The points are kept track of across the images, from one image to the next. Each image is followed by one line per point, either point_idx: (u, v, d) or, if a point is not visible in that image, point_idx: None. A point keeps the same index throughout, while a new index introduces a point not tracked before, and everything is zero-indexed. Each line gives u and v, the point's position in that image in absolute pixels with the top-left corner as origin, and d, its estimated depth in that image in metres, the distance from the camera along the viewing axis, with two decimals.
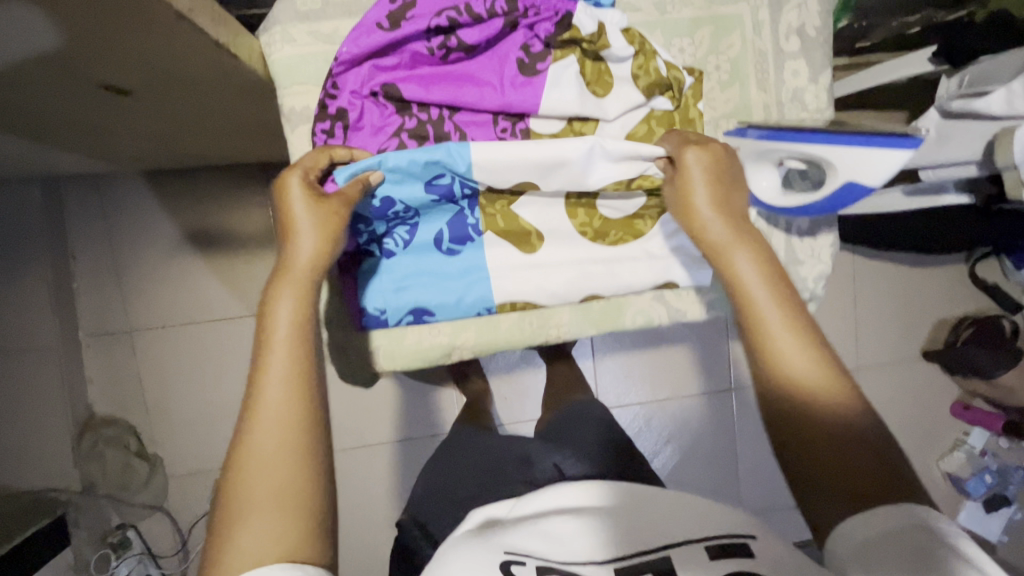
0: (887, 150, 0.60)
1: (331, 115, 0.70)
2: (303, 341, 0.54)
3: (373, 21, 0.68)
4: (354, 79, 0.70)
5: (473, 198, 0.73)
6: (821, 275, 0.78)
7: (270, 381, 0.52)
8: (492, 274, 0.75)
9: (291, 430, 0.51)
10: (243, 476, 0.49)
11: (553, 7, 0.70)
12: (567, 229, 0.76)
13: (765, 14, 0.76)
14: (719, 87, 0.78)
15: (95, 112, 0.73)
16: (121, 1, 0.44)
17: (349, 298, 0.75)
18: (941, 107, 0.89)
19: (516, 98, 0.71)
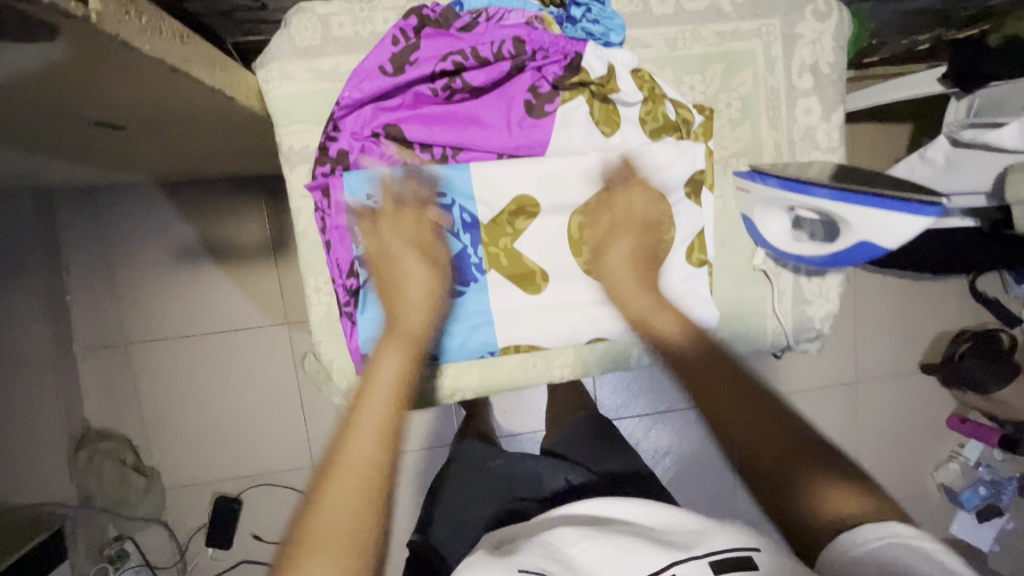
0: (909, 217, 0.58)
1: (331, 157, 0.70)
2: (400, 397, 0.60)
3: (374, 66, 0.68)
4: (356, 121, 0.70)
5: (475, 229, 0.73)
6: (828, 314, 0.79)
7: (365, 422, 0.57)
8: (496, 316, 0.74)
9: (372, 471, 0.53)
10: (322, 494, 0.52)
11: (562, 49, 0.69)
12: (572, 268, 0.75)
13: (777, 50, 0.76)
14: (730, 125, 0.77)
15: (88, 141, 0.71)
16: (114, 62, 0.43)
17: (350, 341, 0.73)
18: (952, 134, 0.88)
19: (525, 139, 0.72)
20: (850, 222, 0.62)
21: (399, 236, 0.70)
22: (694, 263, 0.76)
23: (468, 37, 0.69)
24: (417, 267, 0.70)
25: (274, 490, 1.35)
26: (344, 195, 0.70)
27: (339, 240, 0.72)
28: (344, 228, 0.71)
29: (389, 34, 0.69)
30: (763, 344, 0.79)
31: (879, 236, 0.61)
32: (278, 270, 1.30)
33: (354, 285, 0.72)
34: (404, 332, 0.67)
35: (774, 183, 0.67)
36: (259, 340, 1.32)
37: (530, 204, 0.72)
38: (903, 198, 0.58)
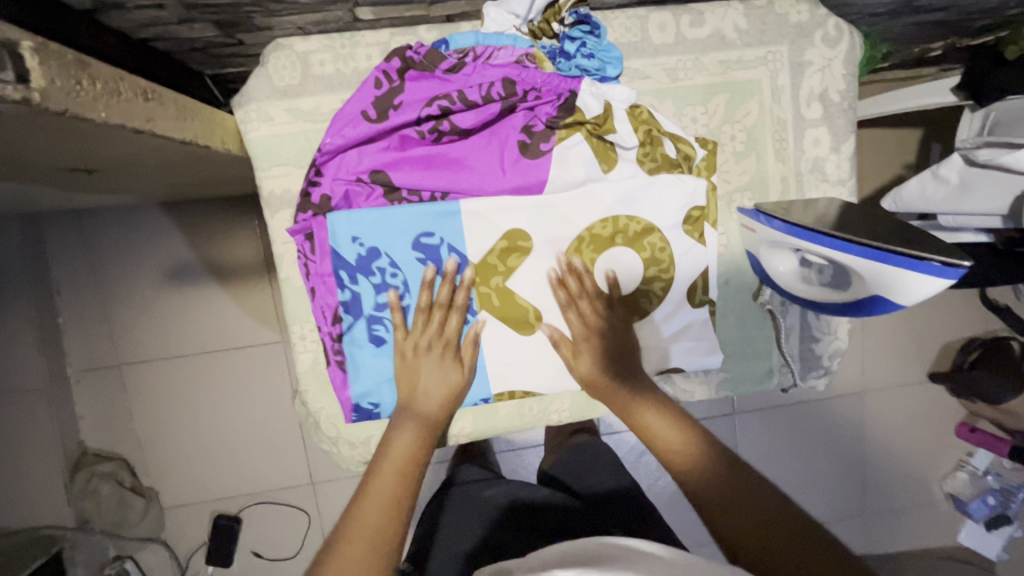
0: (927, 277, 0.55)
1: (313, 204, 0.68)
2: (412, 472, 0.64)
3: (356, 111, 0.65)
4: (340, 167, 0.67)
5: (464, 269, 0.70)
6: (836, 351, 0.78)
7: (379, 475, 0.64)
8: (490, 361, 0.72)
9: (380, 530, 0.59)
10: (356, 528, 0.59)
11: (555, 88, 0.67)
12: (565, 308, 0.72)
13: (785, 79, 0.72)
14: (734, 159, 0.73)
15: (60, 178, 0.69)
16: (64, 130, 0.40)
17: (341, 391, 0.72)
18: (966, 153, 0.83)
19: (521, 181, 0.69)
20: (862, 274, 0.59)
21: (431, 325, 0.69)
22: (695, 303, 0.73)
23: (455, 77, 0.66)
24: (445, 359, 0.69)
25: (274, 508, 1.34)
26: (327, 241, 0.68)
27: (327, 285, 0.70)
28: (329, 275, 0.69)
29: (371, 76, 0.66)
30: (769, 383, 0.78)
31: (892, 292, 0.58)
32: (274, 288, 1.28)
33: (340, 331, 0.71)
34: (423, 411, 0.68)
35: (779, 226, 0.63)
36: (254, 358, 1.30)
37: (522, 240, 0.70)
38: (920, 258, 0.54)
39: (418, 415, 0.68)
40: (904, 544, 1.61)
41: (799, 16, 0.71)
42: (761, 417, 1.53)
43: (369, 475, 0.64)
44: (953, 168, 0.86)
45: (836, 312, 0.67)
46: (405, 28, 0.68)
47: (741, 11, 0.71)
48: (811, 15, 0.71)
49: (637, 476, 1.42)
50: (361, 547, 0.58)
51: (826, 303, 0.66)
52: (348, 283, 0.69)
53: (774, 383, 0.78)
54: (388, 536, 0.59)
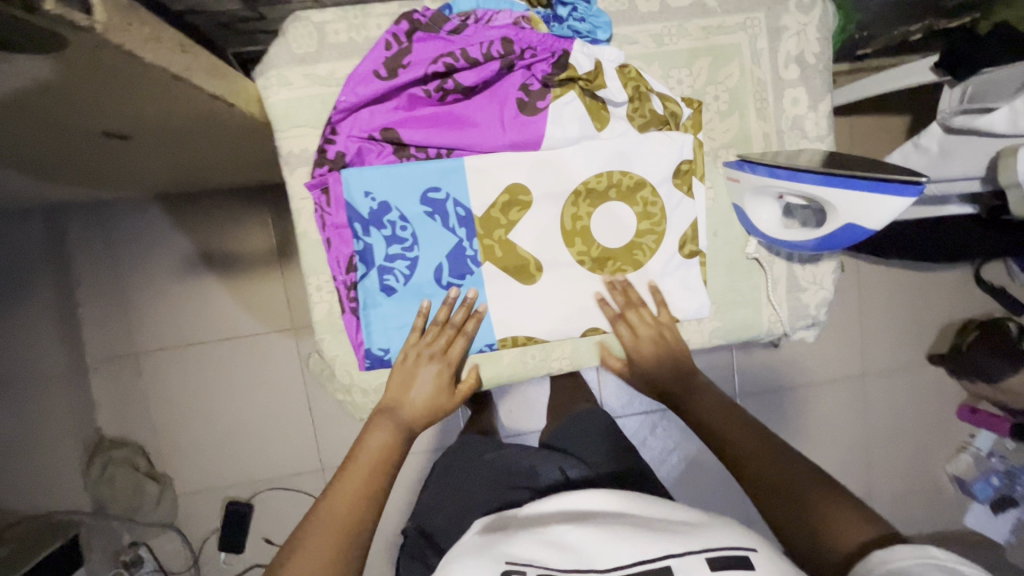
0: (886, 196, 0.60)
1: (329, 160, 0.73)
2: (386, 468, 0.69)
3: (368, 70, 0.70)
4: (353, 125, 0.72)
5: (470, 223, 0.76)
6: (823, 301, 0.81)
7: (359, 461, 0.69)
8: (495, 308, 0.78)
9: (349, 526, 0.62)
10: (331, 504, 0.64)
11: (550, 48, 0.72)
12: (565, 259, 0.78)
13: (763, 43, 0.77)
14: (718, 117, 0.78)
15: (90, 150, 0.73)
16: (115, 69, 0.45)
17: (355, 337, 0.77)
18: (943, 122, 0.88)
19: (519, 137, 0.75)
20: (834, 205, 0.64)
21: (434, 343, 0.76)
22: (685, 254, 0.79)
23: (458, 39, 0.71)
24: (438, 376, 0.75)
25: (283, 495, 1.36)
26: (342, 193, 0.73)
27: (340, 236, 0.75)
28: (344, 226, 0.75)
29: (381, 39, 0.71)
30: (760, 333, 0.82)
31: (864, 220, 0.62)
32: (284, 277, 1.32)
33: (353, 279, 0.76)
34: (402, 413, 0.74)
35: (763, 172, 0.68)
36: (266, 345, 1.34)
37: (522, 194, 0.75)
38: (880, 178, 0.59)
39: (397, 417, 0.73)
40: (912, 529, 1.61)
41: None
42: (764, 400, 1.54)
43: (343, 469, 0.69)
44: (933, 138, 0.91)
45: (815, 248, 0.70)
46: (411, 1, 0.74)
47: None
48: None
49: (642, 458, 1.44)
50: (332, 527, 0.61)
51: (803, 241, 0.70)
52: (361, 234, 0.74)
53: (765, 333, 0.82)
54: (354, 532, 0.62)
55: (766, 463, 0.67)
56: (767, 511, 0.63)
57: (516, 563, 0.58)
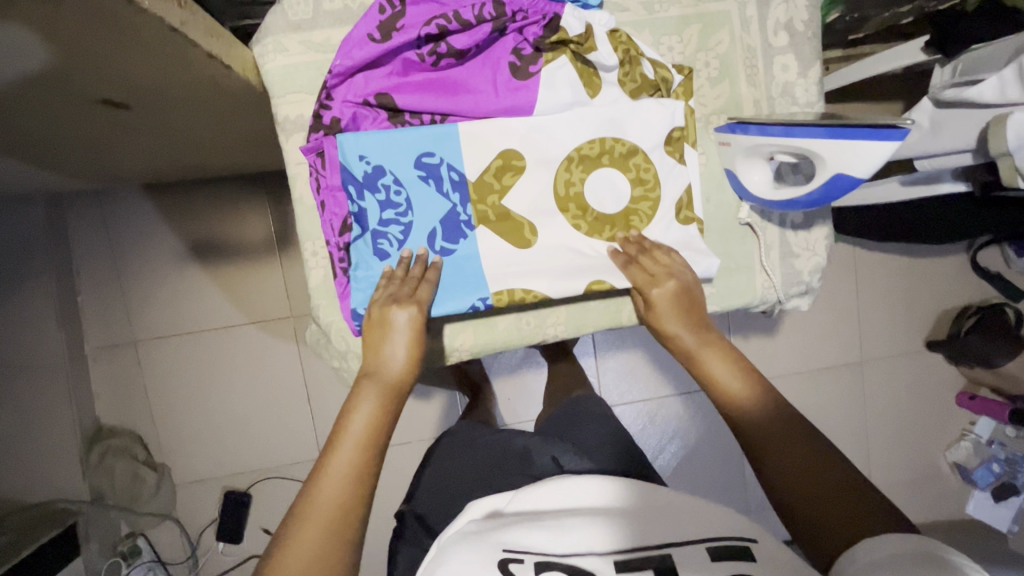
0: (872, 142, 0.61)
1: (324, 125, 0.74)
2: (376, 442, 0.62)
3: (363, 34, 0.71)
4: (348, 90, 0.73)
5: (464, 188, 0.77)
6: (815, 267, 0.82)
7: (347, 440, 0.62)
8: (489, 269, 0.78)
9: (346, 509, 0.57)
10: (320, 491, 0.58)
11: (540, 11, 0.74)
12: (558, 225, 0.78)
13: (753, 10, 0.78)
14: (709, 84, 0.79)
15: (90, 123, 0.74)
16: (111, 16, 0.46)
17: (344, 297, 0.77)
18: (934, 95, 0.90)
19: (512, 100, 0.75)
20: (822, 157, 0.65)
21: (398, 292, 0.72)
22: (679, 219, 0.79)
23: (451, 3, 0.72)
24: (417, 328, 0.71)
25: (281, 484, 1.36)
26: (337, 157, 0.73)
27: (334, 199, 0.76)
28: (338, 189, 0.75)
29: (375, 4, 0.72)
30: (754, 300, 0.82)
31: (852, 169, 0.64)
32: (282, 264, 1.33)
33: (347, 241, 0.77)
34: (386, 379, 0.67)
35: (756, 132, 0.70)
36: (265, 332, 1.34)
37: (516, 160, 0.76)
38: (870, 125, 0.61)
39: (383, 383, 0.66)
40: (912, 518, 1.60)
41: None
42: None
43: (328, 451, 0.61)
44: (924, 112, 0.92)
45: (809, 204, 0.70)
46: None
47: None
48: None
49: (640, 446, 1.43)
50: (325, 517, 0.56)
51: (798, 198, 0.70)
52: (356, 198, 0.75)
53: (758, 300, 0.82)
54: (352, 520, 0.57)
55: (783, 451, 0.60)
56: (778, 491, 0.60)
57: (512, 551, 0.58)
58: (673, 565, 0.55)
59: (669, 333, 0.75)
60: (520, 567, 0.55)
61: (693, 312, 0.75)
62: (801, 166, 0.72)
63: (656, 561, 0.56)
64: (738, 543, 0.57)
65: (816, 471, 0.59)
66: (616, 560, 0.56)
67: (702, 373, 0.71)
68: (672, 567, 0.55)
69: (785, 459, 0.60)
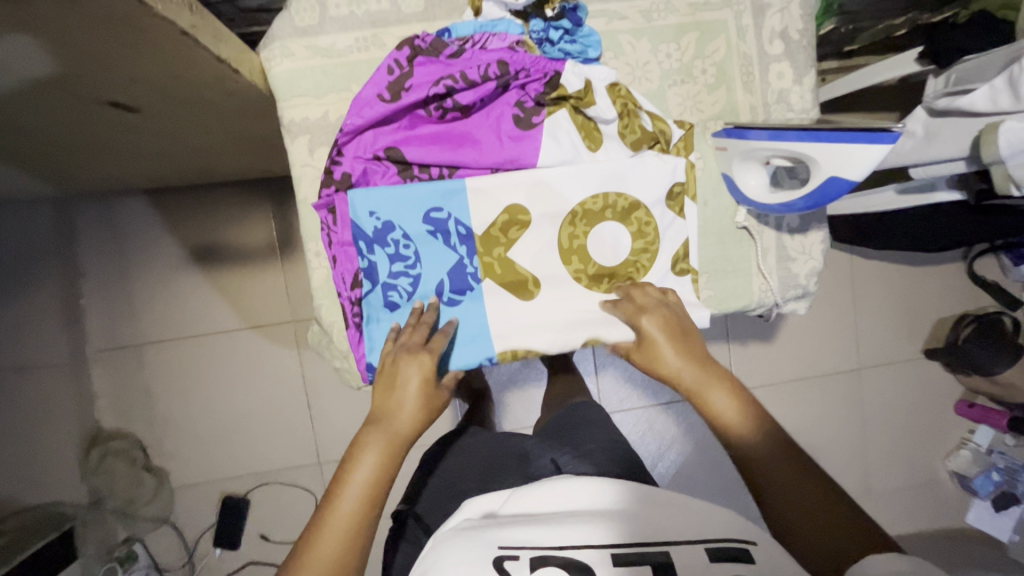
0: (865, 145, 0.62)
1: (335, 181, 0.75)
2: (374, 499, 0.60)
3: (374, 93, 0.73)
4: (359, 146, 0.75)
5: (470, 241, 0.77)
6: (812, 271, 0.83)
7: (346, 495, 0.60)
8: (492, 321, 0.78)
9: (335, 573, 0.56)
10: (313, 549, 0.57)
11: (542, 68, 0.74)
12: (562, 276, 0.79)
13: (748, 19, 0.80)
14: (707, 90, 0.81)
15: (98, 127, 0.76)
16: (125, 17, 0.48)
17: (358, 350, 0.78)
18: (927, 105, 0.92)
19: (515, 151, 0.76)
20: (816, 161, 0.67)
21: (410, 344, 0.71)
22: (677, 271, 0.80)
23: (457, 65, 0.73)
24: (426, 379, 0.69)
25: (280, 489, 1.36)
26: (347, 213, 0.74)
27: (345, 254, 0.77)
28: (349, 244, 0.76)
29: (384, 64, 0.73)
30: (751, 303, 0.83)
31: (844, 173, 0.65)
32: (284, 268, 1.34)
33: (359, 295, 0.77)
34: (392, 431, 0.65)
35: (762, 136, 0.70)
36: (265, 336, 1.35)
37: (521, 214, 0.77)
38: (867, 130, 0.62)
39: (388, 434, 0.64)
40: (912, 527, 1.59)
41: None
42: (759, 394, 1.55)
43: (326, 504, 0.60)
44: (919, 121, 0.93)
45: (805, 207, 0.72)
46: None
47: None
48: None
49: (639, 452, 1.43)
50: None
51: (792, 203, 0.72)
52: (366, 252, 0.76)
53: (755, 303, 0.83)
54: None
55: (776, 471, 0.59)
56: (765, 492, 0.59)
57: (508, 548, 0.58)
58: (672, 563, 0.55)
59: (669, 370, 0.71)
60: (514, 565, 0.55)
61: (697, 347, 0.72)
62: (797, 171, 0.75)
63: (654, 558, 0.56)
64: (736, 545, 0.56)
65: (806, 490, 0.58)
66: (612, 556, 0.56)
67: (710, 409, 0.67)
68: (670, 566, 0.54)
69: (778, 472, 0.59)
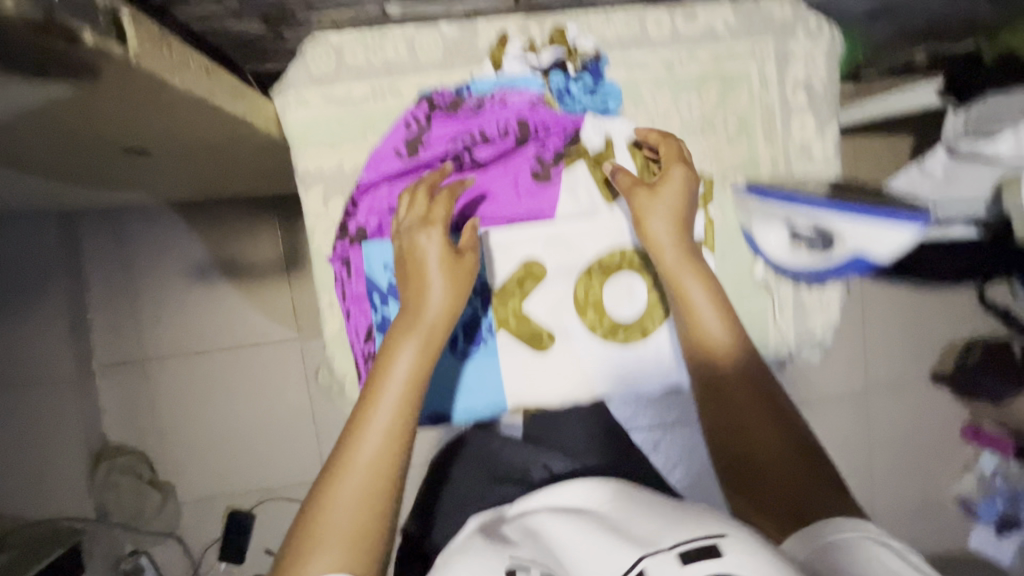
0: (893, 227, 0.68)
1: (350, 235, 0.75)
2: (414, 393, 0.59)
3: (393, 148, 0.76)
4: (376, 199, 0.76)
5: (485, 294, 0.77)
6: (829, 323, 0.82)
7: (385, 394, 0.58)
8: (505, 376, 0.78)
9: (382, 467, 0.55)
10: (355, 443, 0.56)
11: (562, 124, 0.77)
12: (576, 329, 0.78)
13: (772, 69, 0.79)
14: (728, 141, 0.79)
15: (109, 159, 0.75)
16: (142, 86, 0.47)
17: None
18: (951, 146, 0.93)
19: (532, 204, 0.77)
20: (844, 234, 0.71)
21: (423, 217, 0.69)
22: None
23: (478, 120, 0.77)
24: (446, 259, 0.67)
25: (284, 505, 1.35)
26: (362, 266, 0.75)
27: (358, 306, 0.76)
28: (363, 296, 0.76)
29: (403, 120, 0.76)
30: (767, 355, 0.81)
31: (872, 250, 0.71)
32: (291, 286, 1.33)
33: (372, 349, 0.75)
34: (423, 323, 0.63)
35: (781, 200, 0.75)
36: (272, 353, 1.34)
37: (536, 268, 0.77)
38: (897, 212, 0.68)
39: (419, 325, 0.63)
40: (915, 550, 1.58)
41: (782, 14, 0.78)
42: None
43: (365, 399, 0.59)
44: (941, 162, 0.94)
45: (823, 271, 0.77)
46: (427, 23, 0.75)
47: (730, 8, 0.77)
48: (792, 13, 0.78)
49: None
50: (364, 471, 0.55)
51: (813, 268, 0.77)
52: (380, 305, 0.75)
53: (771, 355, 0.81)
54: (391, 474, 0.55)
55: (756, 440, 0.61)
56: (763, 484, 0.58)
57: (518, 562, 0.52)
58: None
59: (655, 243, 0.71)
60: None
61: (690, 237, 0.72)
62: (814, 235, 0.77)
63: None
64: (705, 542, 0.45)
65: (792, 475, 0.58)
66: None
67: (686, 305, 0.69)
68: None
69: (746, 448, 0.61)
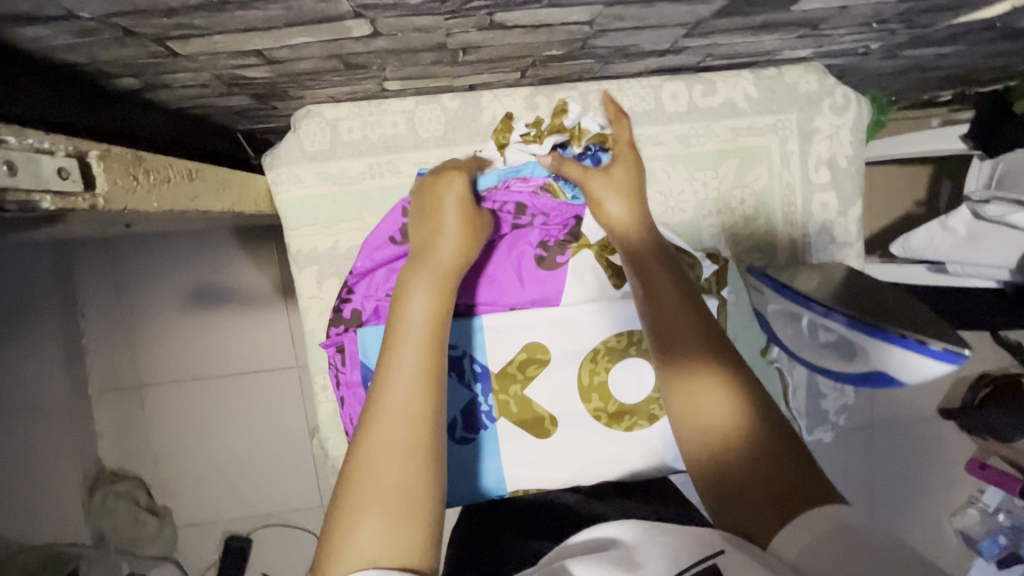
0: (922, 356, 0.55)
1: (345, 319, 0.72)
2: (441, 332, 0.52)
3: (385, 235, 0.72)
4: (370, 286, 0.72)
5: (486, 378, 0.75)
6: (843, 406, 0.82)
7: (407, 338, 0.50)
8: (507, 463, 0.75)
9: (422, 420, 0.47)
10: (380, 400, 0.48)
11: (563, 213, 0.75)
12: (581, 414, 0.76)
13: (794, 145, 0.76)
14: (744, 221, 0.77)
15: None
16: None
17: None
18: (974, 206, 0.87)
19: (537, 289, 0.77)
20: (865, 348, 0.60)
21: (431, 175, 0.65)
22: None
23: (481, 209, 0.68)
24: (464, 201, 0.62)
25: (282, 531, 1.35)
26: (356, 353, 0.71)
27: (353, 395, 0.72)
28: (357, 384, 0.72)
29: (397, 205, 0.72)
30: None
31: (895, 371, 0.59)
32: (291, 315, 1.32)
33: None
34: (439, 262, 0.57)
35: (790, 296, 0.65)
36: (270, 382, 1.33)
37: (539, 352, 0.76)
38: (923, 340, 0.54)
39: (436, 262, 0.57)
40: None
41: (808, 86, 0.74)
42: None
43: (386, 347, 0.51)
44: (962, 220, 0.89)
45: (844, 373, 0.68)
46: (428, 97, 0.74)
47: (752, 80, 0.74)
48: (819, 85, 0.74)
49: None
50: (397, 426, 0.46)
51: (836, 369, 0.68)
52: None
53: None
54: (431, 426, 0.47)
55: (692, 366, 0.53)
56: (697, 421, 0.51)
57: None
58: None
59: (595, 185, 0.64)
60: None
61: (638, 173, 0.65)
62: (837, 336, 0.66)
63: None
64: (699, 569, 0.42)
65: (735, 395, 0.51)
66: None
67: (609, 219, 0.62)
68: None
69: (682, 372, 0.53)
